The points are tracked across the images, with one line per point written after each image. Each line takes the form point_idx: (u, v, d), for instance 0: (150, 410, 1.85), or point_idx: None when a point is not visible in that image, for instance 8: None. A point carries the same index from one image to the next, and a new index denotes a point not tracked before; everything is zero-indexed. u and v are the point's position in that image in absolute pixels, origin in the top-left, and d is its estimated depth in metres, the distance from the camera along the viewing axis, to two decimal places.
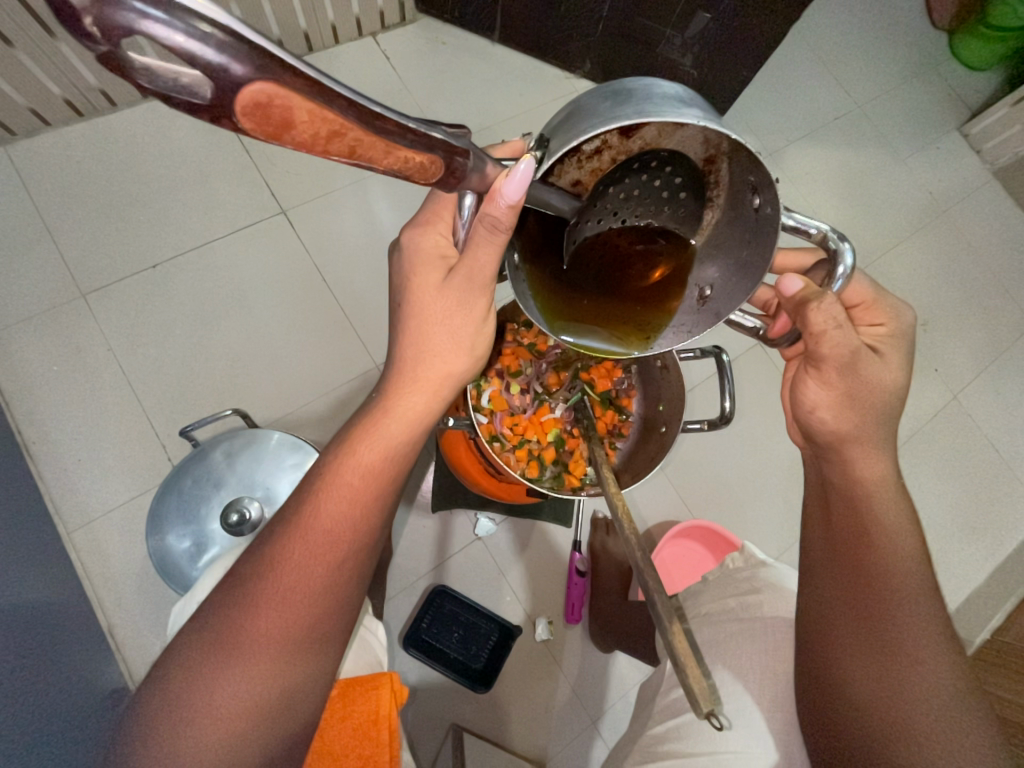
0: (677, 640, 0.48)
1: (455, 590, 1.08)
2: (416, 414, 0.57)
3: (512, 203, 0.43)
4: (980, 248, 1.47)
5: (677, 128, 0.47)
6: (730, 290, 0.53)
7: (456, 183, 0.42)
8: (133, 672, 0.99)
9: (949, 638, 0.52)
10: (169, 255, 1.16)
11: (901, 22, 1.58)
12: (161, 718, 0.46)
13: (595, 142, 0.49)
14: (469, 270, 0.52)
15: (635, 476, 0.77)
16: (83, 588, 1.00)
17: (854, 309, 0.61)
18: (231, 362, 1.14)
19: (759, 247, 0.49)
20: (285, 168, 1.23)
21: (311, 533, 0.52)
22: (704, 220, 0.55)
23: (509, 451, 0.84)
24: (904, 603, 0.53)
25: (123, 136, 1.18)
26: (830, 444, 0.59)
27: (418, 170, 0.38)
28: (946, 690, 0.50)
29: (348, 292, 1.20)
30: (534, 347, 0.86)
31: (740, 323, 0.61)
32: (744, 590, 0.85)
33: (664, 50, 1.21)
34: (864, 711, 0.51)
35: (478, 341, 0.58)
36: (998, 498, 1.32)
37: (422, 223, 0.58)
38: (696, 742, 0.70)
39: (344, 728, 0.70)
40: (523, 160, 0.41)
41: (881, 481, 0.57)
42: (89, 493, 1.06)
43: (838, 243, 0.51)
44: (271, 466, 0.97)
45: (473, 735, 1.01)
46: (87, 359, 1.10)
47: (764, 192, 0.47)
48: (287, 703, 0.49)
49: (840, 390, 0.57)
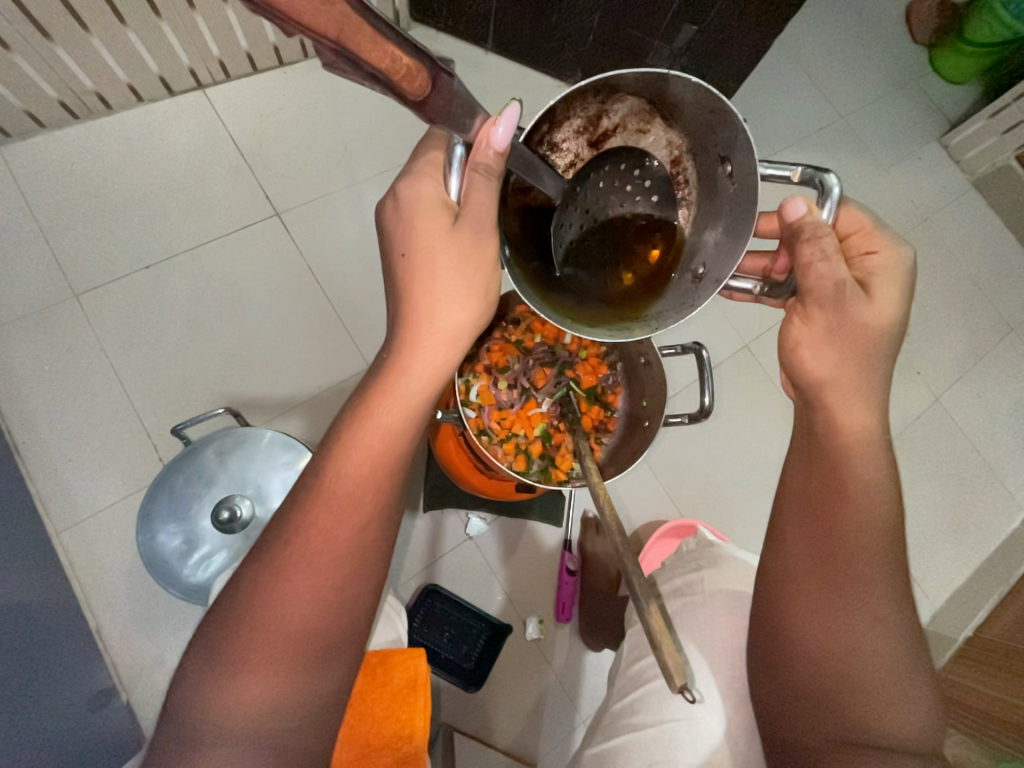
0: (653, 617, 0.49)
1: (446, 588, 1.09)
2: (434, 371, 0.57)
3: (500, 146, 0.49)
4: (960, 254, 1.51)
5: (640, 134, 0.57)
6: (726, 254, 0.55)
7: (443, 105, 0.46)
8: (121, 672, 0.98)
9: (903, 594, 0.53)
10: (162, 256, 1.17)
11: (884, 37, 1.63)
12: (203, 679, 0.48)
13: (567, 154, 0.58)
14: (476, 212, 0.53)
15: (619, 468, 0.79)
16: (71, 587, 1.00)
17: (851, 237, 0.61)
18: (224, 361, 1.15)
19: (743, 206, 0.54)
20: (279, 168, 1.24)
21: (332, 498, 0.53)
22: (682, 218, 0.59)
23: (497, 444, 0.85)
24: (870, 561, 0.53)
25: (118, 137, 1.19)
26: (811, 391, 0.57)
27: (405, 71, 0.41)
28: (894, 646, 0.52)
29: (343, 294, 1.21)
30: (521, 344, 0.89)
31: (739, 288, 0.62)
32: (691, 569, 0.85)
33: (653, 61, 1.24)
34: (816, 663, 0.53)
35: (492, 286, 0.57)
36: (980, 498, 1.35)
37: (418, 173, 0.58)
38: (647, 714, 0.72)
39: (383, 692, 0.73)
40: (508, 105, 0.47)
41: (864, 431, 0.55)
42: (78, 493, 1.06)
43: (823, 173, 0.54)
44: (263, 465, 0.97)
45: (464, 736, 1.01)
46: (78, 360, 1.11)
47: (734, 152, 0.53)
48: (325, 658, 0.51)
49: (822, 327, 0.56)
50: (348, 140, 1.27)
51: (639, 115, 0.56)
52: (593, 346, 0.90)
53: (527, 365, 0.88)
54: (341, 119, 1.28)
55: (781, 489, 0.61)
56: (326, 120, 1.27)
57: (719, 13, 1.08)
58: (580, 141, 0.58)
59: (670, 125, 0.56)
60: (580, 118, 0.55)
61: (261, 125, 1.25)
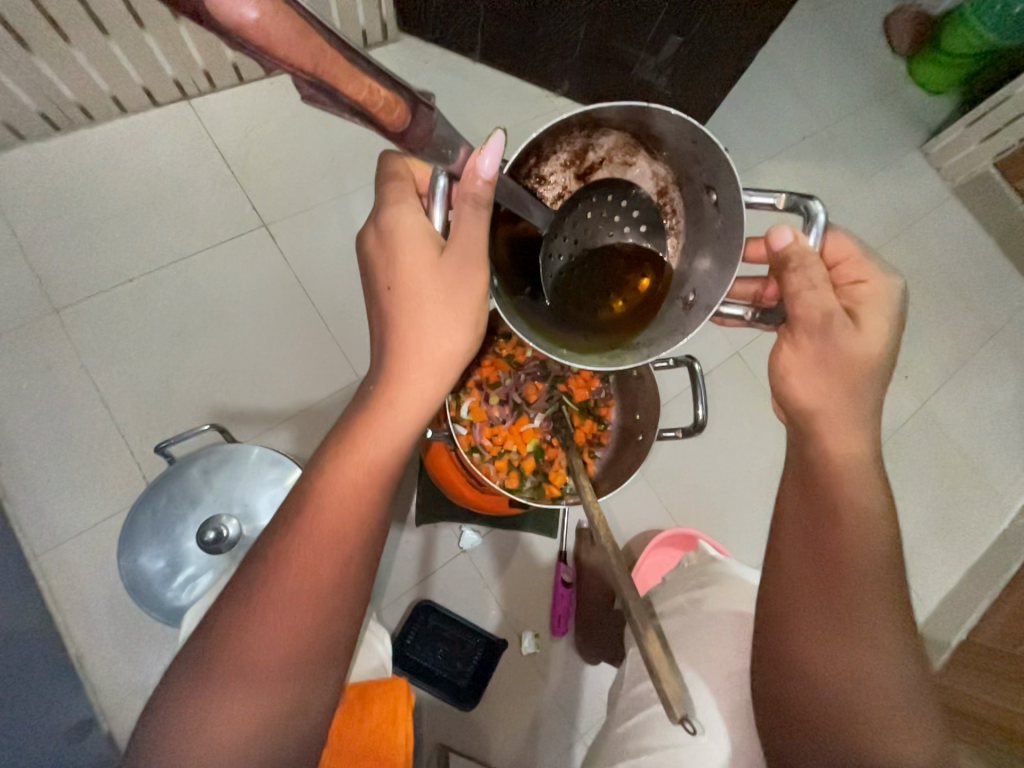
0: (649, 642, 0.49)
1: (441, 605, 1.07)
2: (421, 402, 0.56)
3: (488, 178, 0.48)
4: (942, 260, 1.54)
5: (625, 166, 0.58)
6: (717, 283, 0.54)
7: (423, 135, 0.45)
8: (102, 699, 0.95)
9: (904, 623, 0.53)
10: (146, 269, 1.15)
11: (863, 49, 1.66)
12: (180, 717, 0.47)
13: (555, 186, 0.58)
14: (462, 245, 0.52)
15: (614, 483, 0.79)
16: (50, 612, 0.96)
17: (840, 264, 0.62)
18: (210, 376, 1.13)
19: (731, 234, 0.53)
20: (266, 180, 1.23)
21: (313, 530, 0.51)
22: (671, 247, 0.59)
23: (489, 462, 0.84)
24: (871, 590, 0.52)
25: (101, 149, 1.17)
26: (801, 418, 0.58)
27: (383, 104, 0.40)
28: (896, 677, 0.51)
29: (331, 306, 1.20)
30: (512, 359, 0.88)
31: (731, 316, 0.60)
32: (692, 586, 0.85)
33: (639, 72, 1.26)
34: (820, 697, 0.52)
35: (480, 318, 0.56)
36: (968, 501, 1.36)
37: (396, 204, 0.57)
38: (657, 738, 0.70)
39: (364, 726, 0.71)
40: (494, 135, 0.47)
41: (856, 457, 0.56)
42: (58, 514, 1.02)
43: (807, 200, 0.56)
44: (250, 482, 0.95)
45: (459, 756, 0.98)
46: (57, 376, 1.08)
47: (719, 183, 0.53)
48: (311, 686, 0.50)
49: (810, 356, 0.57)
50: (335, 151, 1.26)
51: (624, 148, 0.57)
52: None
53: (518, 380, 0.88)
54: (328, 130, 1.27)
55: (779, 520, 0.60)
56: (313, 131, 1.26)
57: (704, 26, 1.09)
58: (566, 174, 0.58)
59: (654, 157, 0.57)
60: (565, 152, 0.57)
61: (247, 137, 1.23)
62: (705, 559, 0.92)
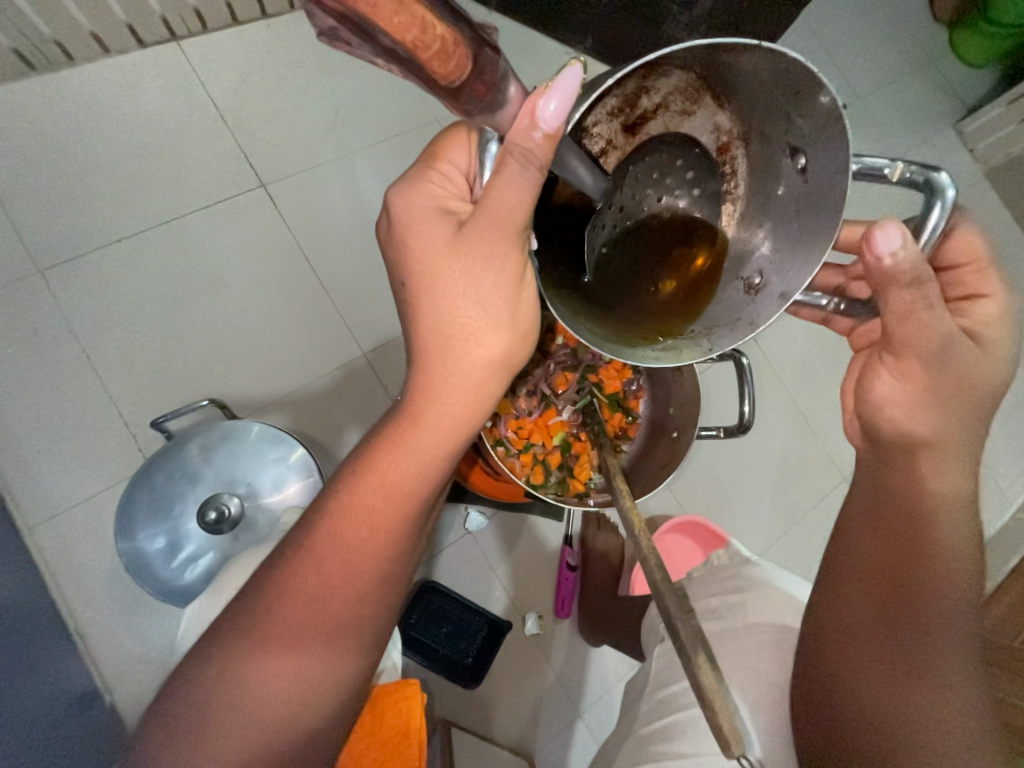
0: (704, 674, 0.44)
1: (444, 585, 1.06)
2: (454, 415, 0.52)
3: (549, 131, 0.41)
4: None
5: (683, 116, 0.51)
6: (788, 263, 0.51)
7: (481, 90, 0.40)
8: (103, 672, 0.94)
9: (972, 669, 0.51)
10: (136, 228, 1.07)
11: (906, 13, 1.54)
12: (191, 723, 0.45)
13: (600, 140, 0.51)
14: (497, 213, 0.45)
15: (648, 485, 0.76)
16: (45, 584, 0.94)
17: (961, 269, 0.58)
18: (207, 346, 1.07)
19: (814, 209, 0.48)
20: (264, 135, 1.13)
21: (326, 555, 0.49)
22: (727, 214, 0.55)
23: (514, 456, 0.82)
24: (941, 629, 0.51)
25: (83, 93, 1.07)
26: (896, 448, 0.57)
27: (438, 46, 0.36)
28: (960, 721, 0.49)
29: (333, 275, 1.13)
30: (541, 346, 0.83)
31: (811, 303, 0.58)
32: (728, 588, 0.87)
33: (670, 28, 1.16)
34: (868, 724, 0.51)
35: (517, 310, 0.50)
36: None
37: (412, 182, 0.52)
38: (683, 743, 0.72)
39: (373, 741, 0.70)
40: (568, 71, 0.40)
41: (949, 495, 0.55)
42: (50, 485, 0.99)
43: (932, 172, 0.48)
44: (253, 460, 0.91)
45: (463, 731, 0.99)
46: (44, 342, 1.02)
47: (810, 146, 0.47)
48: (334, 696, 0.48)
49: (917, 386, 0.55)
50: (339, 107, 1.16)
51: (684, 94, 0.50)
52: None
53: (548, 370, 0.82)
54: (331, 83, 1.17)
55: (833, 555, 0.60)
56: (315, 83, 1.16)
57: None
58: (613, 125, 0.51)
59: (720, 105, 0.50)
60: (615, 98, 0.48)
61: (243, 86, 1.13)
62: (738, 560, 0.93)
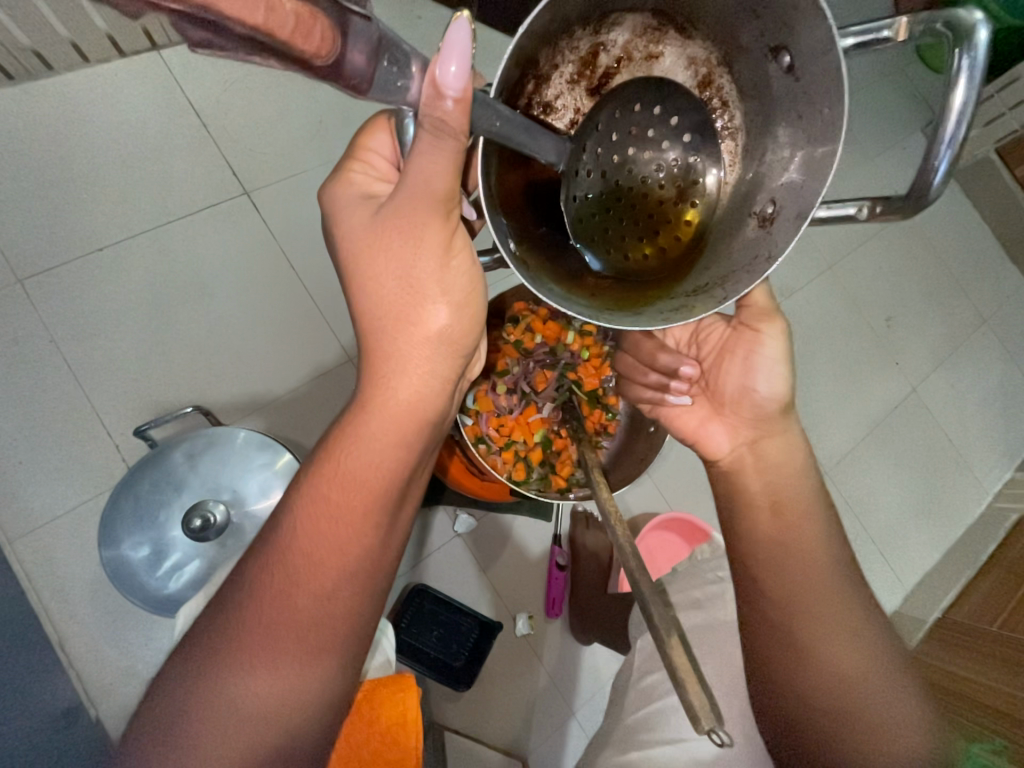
0: (674, 651, 0.49)
1: (434, 588, 1.06)
2: (406, 396, 0.53)
3: (457, 96, 0.40)
4: (942, 247, 1.51)
5: (651, 58, 0.54)
6: (804, 187, 0.50)
7: (363, 61, 0.37)
8: (89, 686, 0.92)
9: (870, 605, 0.58)
10: (118, 237, 1.07)
11: None
12: (171, 726, 0.45)
13: (566, 111, 0.55)
14: (418, 188, 0.47)
15: (626, 478, 0.81)
16: (28, 597, 0.92)
17: None
18: (191, 353, 1.07)
19: (815, 105, 0.48)
20: (247, 143, 1.14)
21: (292, 552, 0.49)
22: (728, 151, 0.55)
23: (496, 452, 0.84)
24: (832, 589, 0.57)
25: (62, 102, 1.06)
26: (769, 419, 0.63)
27: (296, 20, 0.32)
28: (872, 661, 0.55)
29: (318, 280, 1.13)
30: (521, 346, 0.85)
31: (840, 216, 0.53)
32: (711, 580, 0.88)
33: None
34: (812, 702, 0.53)
35: (449, 282, 0.52)
36: (950, 485, 1.40)
37: (337, 179, 0.55)
38: (666, 731, 0.75)
39: (373, 733, 0.71)
40: (454, 26, 0.38)
41: (797, 455, 0.63)
42: (32, 498, 0.97)
43: (945, 15, 0.44)
44: (238, 466, 0.91)
45: (455, 732, 1.00)
46: (24, 352, 1.01)
47: (789, 41, 0.46)
48: (315, 696, 0.48)
49: (778, 352, 0.63)
50: (322, 115, 1.18)
51: (644, 37, 0.53)
52: (597, 346, 0.87)
53: (527, 368, 0.85)
54: (314, 91, 1.18)
55: (744, 536, 0.60)
56: (298, 90, 1.17)
57: None
58: (577, 93, 0.54)
59: (686, 38, 0.53)
60: (570, 64, 0.53)
61: (226, 95, 1.14)
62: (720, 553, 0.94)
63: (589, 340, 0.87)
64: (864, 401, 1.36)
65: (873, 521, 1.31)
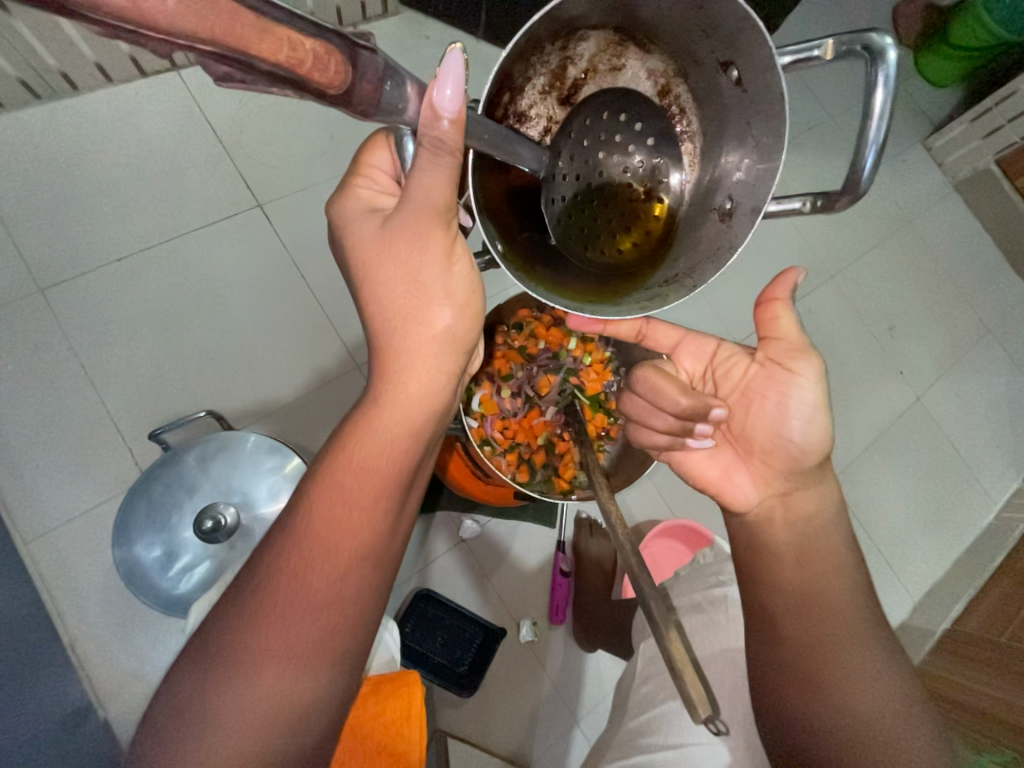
0: (672, 644, 0.50)
1: (440, 592, 1.07)
2: (415, 392, 0.55)
3: (452, 117, 0.42)
4: (944, 257, 1.52)
5: (615, 70, 0.56)
6: (756, 185, 0.52)
7: (371, 88, 0.39)
8: (98, 686, 0.93)
9: (894, 653, 0.57)
10: (135, 248, 1.11)
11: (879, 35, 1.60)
12: (178, 722, 0.46)
13: (539, 119, 0.57)
14: (421, 198, 0.49)
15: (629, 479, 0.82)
16: (41, 598, 0.94)
17: (765, 311, 0.66)
18: (204, 360, 1.10)
19: (756, 114, 0.51)
20: (261, 158, 1.18)
21: (306, 543, 0.51)
22: (688, 156, 0.57)
23: (501, 454, 0.85)
24: (853, 629, 0.57)
25: (85, 120, 1.11)
26: (807, 468, 0.63)
27: (311, 57, 0.35)
28: (895, 708, 0.54)
29: (327, 290, 1.16)
30: (525, 351, 0.88)
31: (787, 210, 0.55)
32: (711, 584, 0.89)
33: None
34: (825, 734, 0.53)
35: (452, 282, 0.54)
36: (956, 494, 1.39)
37: (343, 192, 0.58)
38: (668, 734, 0.75)
39: (377, 724, 0.71)
40: (450, 56, 0.41)
41: (825, 506, 0.63)
42: (46, 502, 1.00)
43: (864, 36, 0.47)
44: (248, 469, 0.93)
45: (457, 742, 0.98)
46: (43, 359, 1.04)
47: (736, 58, 0.49)
48: (331, 679, 0.50)
49: (815, 393, 0.62)
50: (333, 131, 1.22)
51: (607, 52, 0.55)
52: (598, 352, 0.90)
53: (530, 372, 0.88)
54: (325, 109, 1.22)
55: (763, 556, 0.62)
56: (309, 109, 1.21)
57: None
58: (549, 103, 0.57)
59: (646, 52, 0.55)
60: (541, 76, 0.55)
61: (241, 114, 1.18)
62: (722, 556, 0.94)
63: (591, 346, 0.89)
64: (868, 410, 1.37)
65: (879, 530, 1.31)
